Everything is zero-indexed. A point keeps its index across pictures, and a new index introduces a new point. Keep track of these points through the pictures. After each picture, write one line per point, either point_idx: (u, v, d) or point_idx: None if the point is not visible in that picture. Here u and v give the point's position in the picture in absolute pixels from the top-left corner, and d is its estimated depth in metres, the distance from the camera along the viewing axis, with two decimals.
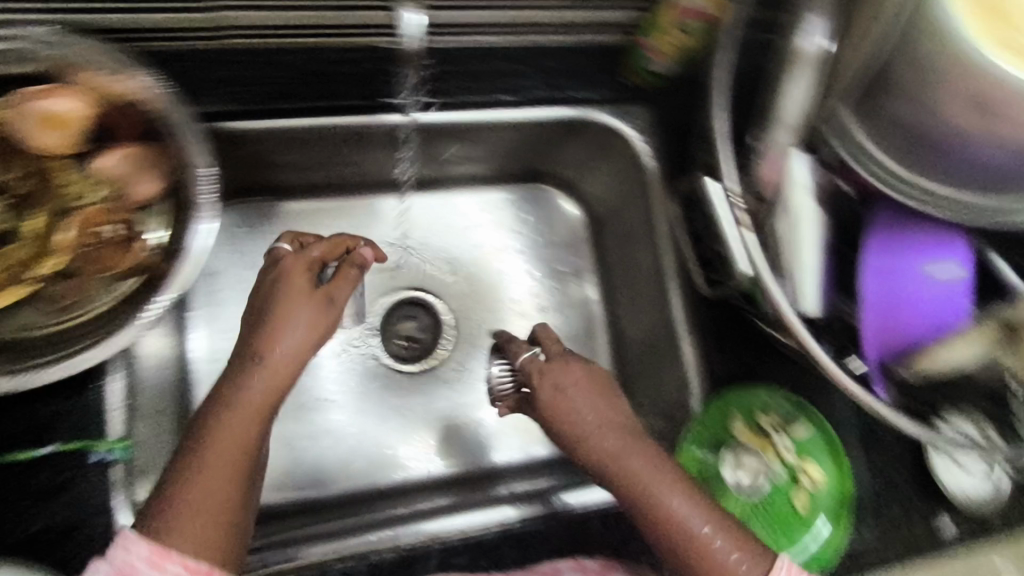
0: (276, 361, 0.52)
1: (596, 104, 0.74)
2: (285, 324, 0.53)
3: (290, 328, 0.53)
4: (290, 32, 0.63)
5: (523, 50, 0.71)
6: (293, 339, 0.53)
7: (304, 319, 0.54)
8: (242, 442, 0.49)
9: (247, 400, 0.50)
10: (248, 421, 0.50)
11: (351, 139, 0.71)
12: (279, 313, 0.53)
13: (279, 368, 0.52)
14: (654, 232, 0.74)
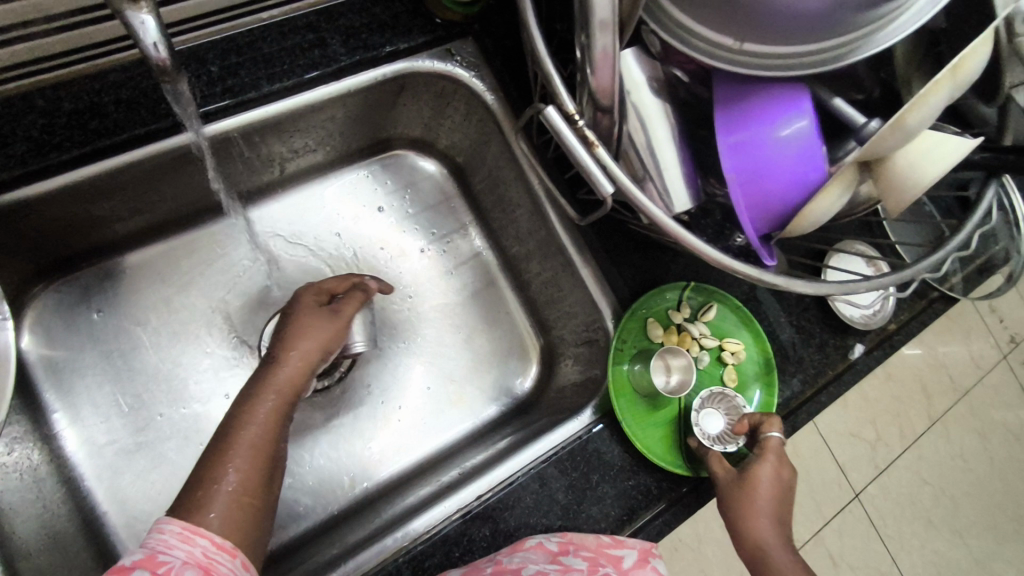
0: (293, 370, 0.55)
1: (411, 52, 0.67)
2: (312, 343, 0.58)
3: (307, 343, 0.57)
4: (28, 70, 0.54)
5: (314, 14, 0.64)
6: (317, 355, 0.58)
7: (319, 340, 0.59)
8: (270, 444, 0.50)
9: (258, 409, 0.51)
10: (267, 432, 0.51)
11: (156, 170, 0.62)
12: (298, 338, 0.58)
13: (291, 384, 0.55)
14: (517, 167, 0.70)
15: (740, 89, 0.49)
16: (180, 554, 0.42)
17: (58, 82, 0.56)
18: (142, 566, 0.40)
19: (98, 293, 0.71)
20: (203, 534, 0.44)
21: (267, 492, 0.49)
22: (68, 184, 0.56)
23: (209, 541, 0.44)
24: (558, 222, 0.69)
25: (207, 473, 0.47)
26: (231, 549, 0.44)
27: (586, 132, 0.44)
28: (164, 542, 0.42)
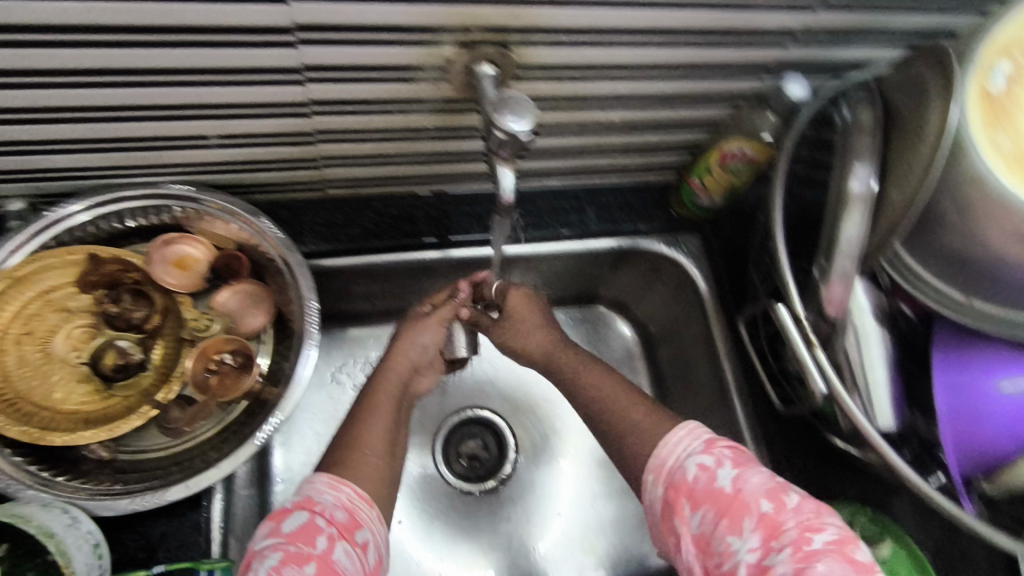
0: (395, 366, 0.67)
1: (646, 235, 0.80)
2: (413, 347, 0.68)
3: (408, 350, 0.68)
4: (381, 183, 0.73)
5: (581, 189, 0.81)
6: (412, 354, 0.68)
7: (418, 342, 0.69)
8: (383, 426, 0.62)
9: (377, 397, 0.64)
10: (382, 411, 0.63)
11: (424, 272, 0.77)
12: (402, 342, 0.68)
13: (398, 373, 0.67)
14: (711, 350, 0.77)
15: (958, 340, 0.54)
16: (329, 497, 0.53)
17: (394, 193, 0.76)
18: (302, 506, 0.52)
19: (337, 349, 0.85)
20: (347, 483, 0.55)
21: (388, 453, 0.60)
22: (369, 265, 0.73)
23: (351, 490, 0.55)
24: (742, 411, 0.72)
25: (346, 445, 0.59)
26: (367, 499, 0.55)
27: (808, 333, 0.52)
28: (317, 489, 0.54)
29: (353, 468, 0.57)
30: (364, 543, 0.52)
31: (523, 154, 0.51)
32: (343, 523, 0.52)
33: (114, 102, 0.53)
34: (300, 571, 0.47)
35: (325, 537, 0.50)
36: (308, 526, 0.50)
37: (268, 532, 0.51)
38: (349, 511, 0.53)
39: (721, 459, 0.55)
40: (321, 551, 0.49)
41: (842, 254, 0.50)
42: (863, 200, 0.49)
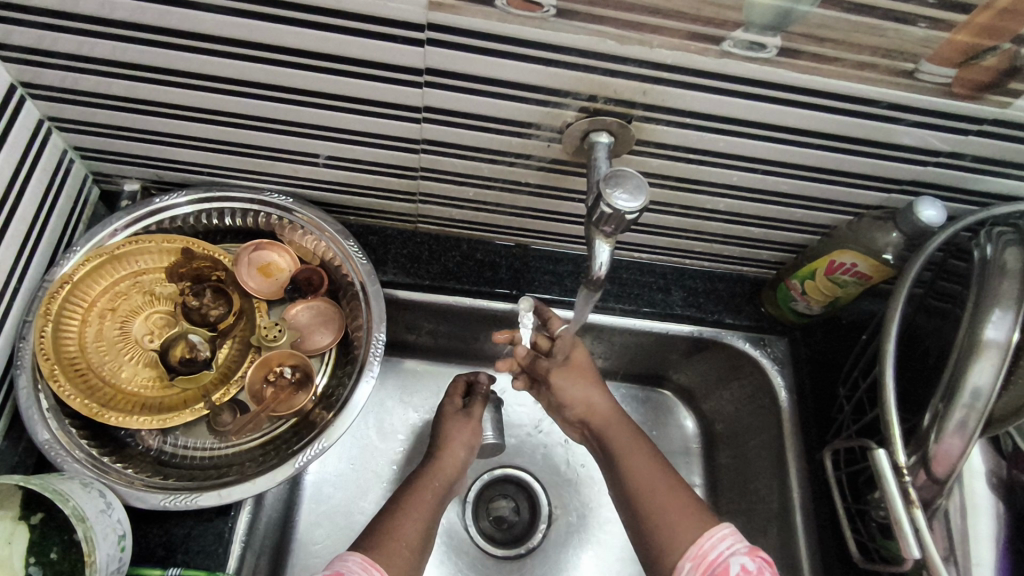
0: (444, 466, 0.68)
1: (731, 328, 0.75)
2: (460, 447, 0.70)
3: (457, 450, 0.70)
4: (471, 225, 0.73)
5: (670, 268, 0.78)
6: (460, 451, 0.70)
7: (466, 443, 0.70)
8: (417, 515, 0.61)
9: (421, 490, 0.64)
10: (423, 505, 0.63)
11: (493, 321, 0.75)
12: (450, 443, 0.70)
13: (445, 473, 0.68)
14: (779, 466, 0.70)
15: None
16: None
17: (482, 238, 0.75)
18: None
19: (393, 378, 0.84)
20: (379, 567, 0.53)
21: (419, 550, 0.59)
22: (441, 305, 0.72)
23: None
24: (805, 541, 0.65)
25: (382, 532, 0.58)
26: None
27: (909, 490, 0.46)
28: (347, 567, 0.52)
29: (381, 555, 0.55)
30: None
31: (624, 232, 0.49)
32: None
33: (243, 111, 0.56)
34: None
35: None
36: None
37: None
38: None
39: (764, 569, 0.50)
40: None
41: (966, 404, 0.45)
42: (997, 351, 0.44)
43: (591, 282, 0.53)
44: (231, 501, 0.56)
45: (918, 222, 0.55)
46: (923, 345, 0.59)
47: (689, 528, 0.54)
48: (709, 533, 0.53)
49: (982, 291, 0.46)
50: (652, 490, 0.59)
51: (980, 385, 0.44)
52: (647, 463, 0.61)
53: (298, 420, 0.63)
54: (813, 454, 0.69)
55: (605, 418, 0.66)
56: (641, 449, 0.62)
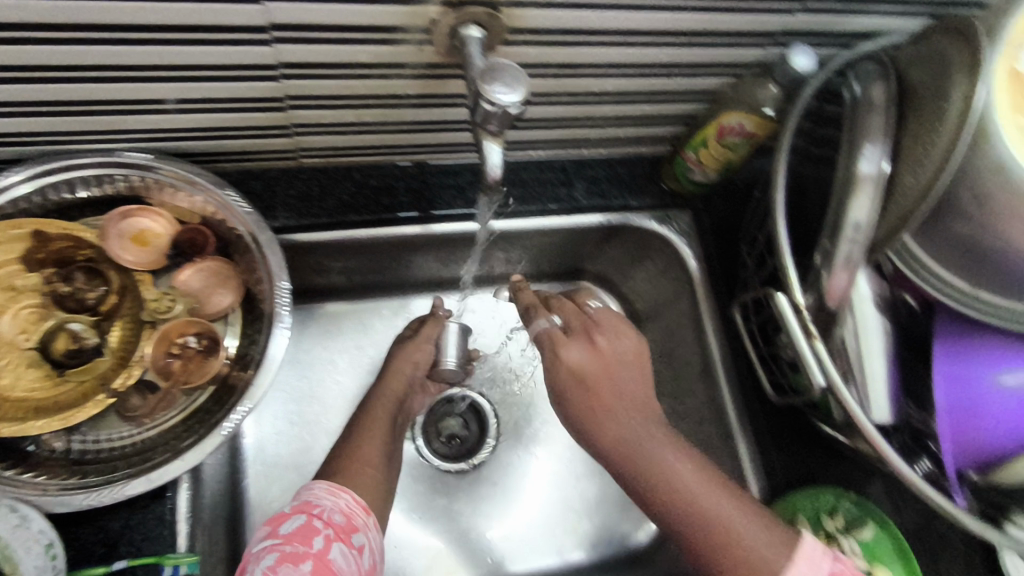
0: (392, 384, 0.72)
1: (637, 210, 0.76)
2: (408, 366, 0.73)
3: (402, 369, 0.73)
4: (358, 152, 0.69)
5: (568, 161, 0.77)
6: (404, 370, 0.73)
7: (412, 361, 0.73)
8: (378, 441, 0.67)
9: (374, 418, 0.69)
10: (378, 429, 0.68)
11: (403, 247, 0.73)
12: (396, 362, 0.73)
13: (394, 392, 0.71)
14: (699, 331, 0.75)
15: (966, 331, 0.53)
16: (328, 502, 0.57)
17: (374, 163, 0.71)
18: (301, 508, 0.55)
19: (313, 324, 0.81)
20: (347, 490, 0.59)
21: (382, 467, 0.65)
22: (345, 241, 0.69)
23: (350, 497, 0.59)
24: (730, 393, 0.71)
25: (344, 459, 0.63)
26: (365, 508, 0.59)
27: (808, 324, 0.49)
28: (316, 494, 0.57)
29: (347, 481, 0.61)
30: (359, 546, 0.55)
31: (511, 128, 0.47)
32: (339, 526, 0.55)
33: (60, 62, 0.48)
34: (296, 569, 0.50)
35: (323, 538, 0.53)
36: (304, 528, 0.53)
37: (264, 534, 0.53)
38: (346, 517, 0.57)
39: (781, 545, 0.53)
40: (317, 551, 0.51)
41: (852, 234, 0.47)
42: (872, 182, 0.47)
43: (488, 189, 0.51)
44: (162, 483, 0.53)
45: (793, 71, 0.57)
46: (807, 194, 0.62)
47: (716, 498, 0.55)
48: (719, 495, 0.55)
49: (855, 128, 0.48)
50: (647, 446, 0.57)
51: (857, 217, 0.47)
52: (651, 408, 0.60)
53: (217, 388, 0.59)
54: (727, 312, 0.74)
55: (597, 357, 0.60)
56: (634, 396, 0.59)
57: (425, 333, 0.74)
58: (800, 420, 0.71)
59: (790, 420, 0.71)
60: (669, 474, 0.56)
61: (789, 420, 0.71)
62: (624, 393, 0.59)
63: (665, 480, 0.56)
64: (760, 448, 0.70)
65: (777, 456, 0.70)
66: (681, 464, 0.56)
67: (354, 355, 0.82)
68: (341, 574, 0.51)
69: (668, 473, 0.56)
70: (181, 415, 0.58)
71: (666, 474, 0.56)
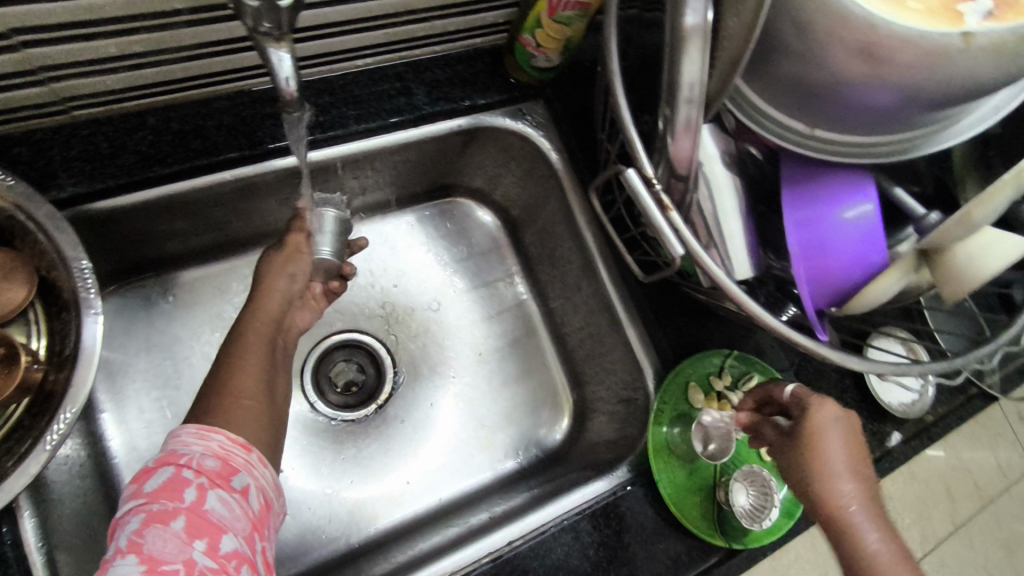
0: (267, 300, 0.62)
1: (486, 108, 0.71)
2: (282, 277, 0.63)
3: (278, 281, 0.63)
4: (146, 90, 0.58)
5: (404, 66, 0.69)
6: (282, 284, 0.63)
7: (287, 271, 0.64)
8: (257, 360, 0.57)
9: (251, 341, 0.58)
10: (258, 354, 0.58)
11: (234, 192, 0.64)
12: (269, 276, 0.63)
13: (272, 311, 0.62)
14: (572, 223, 0.73)
15: (806, 169, 0.53)
16: (197, 448, 0.48)
17: (172, 101, 0.61)
18: (165, 461, 0.47)
19: (160, 301, 0.73)
20: (217, 430, 0.49)
21: (269, 397, 0.55)
22: (161, 197, 0.60)
23: (224, 437, 0.49)
24: (610, 279, 0.71)
25: (218, 394, 0.53)
26: (246, 444, 0.50)
27: (662, 197, 0.48)
28: (182, 442, 0.48)
29: (224, 419, 0.51)
30: (243, 487, 0.48)
31: (294, 22, 0.40)
32: (216, 472, 0.47)
33: None
34: (165, 529, 0.44)
35: (194, 488, 0.45)
36: (170, 483, 0.45)
37: (131, 495, 0.46)
38: (225, 460, 0.48)
39: None
40: (190, 503, 0.45)
41: (686, 92, 0.44)
42: (700, 34, 0.42)
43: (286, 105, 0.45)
44: None
45: None
46: (638, 59, 0.59)
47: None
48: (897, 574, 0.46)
49: None
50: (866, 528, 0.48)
51: (690, 75, 0.43)
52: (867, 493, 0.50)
53: (33, 399, 0.50)
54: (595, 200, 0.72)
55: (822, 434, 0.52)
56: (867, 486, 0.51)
57: (293, 240, 0.66)
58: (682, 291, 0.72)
59: (673, 293, 0.72)
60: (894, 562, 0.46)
61: (672, 292, 0.72)
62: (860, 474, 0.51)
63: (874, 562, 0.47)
64: (647, 327, 0.71)
65: (665, 331, 0.71)
66: (888, 537, 0.48)
67: (217, 324, 0.75)
68: (219, 523, 0.45)
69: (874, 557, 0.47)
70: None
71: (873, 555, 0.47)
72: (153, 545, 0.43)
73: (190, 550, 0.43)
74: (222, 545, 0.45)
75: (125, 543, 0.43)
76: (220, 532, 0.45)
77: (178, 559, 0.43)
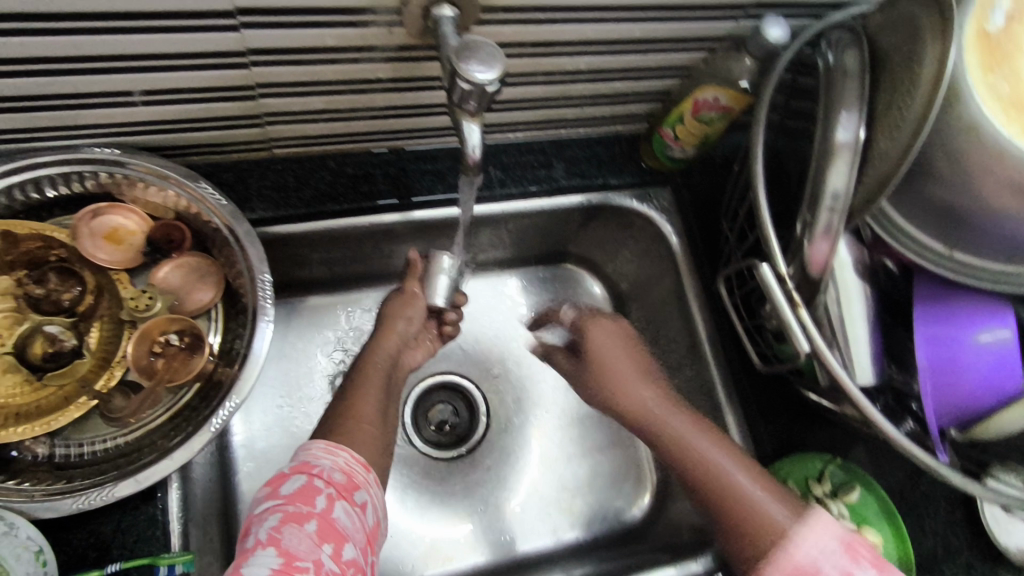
0: (386, 342, 0.71)
1: (617, 189, 0.76)
2: (399, 321, 0.73)
3: (396, 326, 0.72)
4: (333, 139, 0.67)
5: (548, 143, 0.77)
6: (397, 331, 0.72)
7: (405, 316, 0.73)
8: (374, 394, 0.65)
9: (369, 376, 0.66)
10: (373, 388, 0.66)
11: (384, 235, 0.72)
12: (389, 320, 0.72)
13: (389, 350, 0.71)
14: (684, 306, 0.75)
15: (941, 293, 0.54)
16: (326, 461, 0.54)
17: (350, 151, 0.70)
18: (299, 469, 0.53)
19: (295, 320, 0.80)
20: (344, 448, 0.56)
21: (381, 424, 0.63)
22: (324, 231, 0.68)
23: (348, 455, 0.55)
24: (717, 366, 0.72)
25: (341, 416, 0.61)
26: (365, 465, 0.56)
27: (792, 294, 0.50)
28: (313, 454, 0.54)
29: (347, 438, 0.58)
30: (362, 502, 0.53)
31: (490, 107, 0.47)
32: (342, 485, 0.53)
33: (16, 54, 0.46)
34: (301, 529, 0.48)
35: (324, 497, 0.51)
36: (305, 488, 0.51)
37: (264, 497, 0.51)
38: (347, 475, 0.54)
39: (863, 550, 0.50)
40: (321, 510, 0.49)
41: (832, 199, 0.48)
42: (848, 151, 0.47)
43: (467, 170, 0.51)
44: (151, 484, 0.52)
45: (766, 43, 0.57)
46: (784, 164, 0.63)
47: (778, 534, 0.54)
48: (771, 504, 0.57)
49: (830, 96, 0.49)
50: (722, 485, 0.60)
51: (838, 185, 0.47)
52: (705, 440, 0.62)
53: (203, 385, 0.58)
54: (710, 288, 0.75)
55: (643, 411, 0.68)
56: (723, 450, 0.61)
57: (411, 286, 0.74)
58: (784, 389, 0.72)
59: (776, 391, 0.72)
60: (751, 512, 0.57)
61: (775, 389, 0.72)
62: (716, 455, 0.61)
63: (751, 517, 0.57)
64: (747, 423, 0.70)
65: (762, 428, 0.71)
66: (763, 489, 0.58)
67: (340, 347, 0.81)
68: (344, 532, 0.49)
69: (747, 501, 0.57)
70: (166, 414, 0.57)
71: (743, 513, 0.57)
72: (290, 542, 0.47)
73: (319, 551, 0.47)
74: (345, 553, 0.49)
75: (264, 537, 0.47)
76: (343, 540, 0.49)
77: (310, 558, 0.47)
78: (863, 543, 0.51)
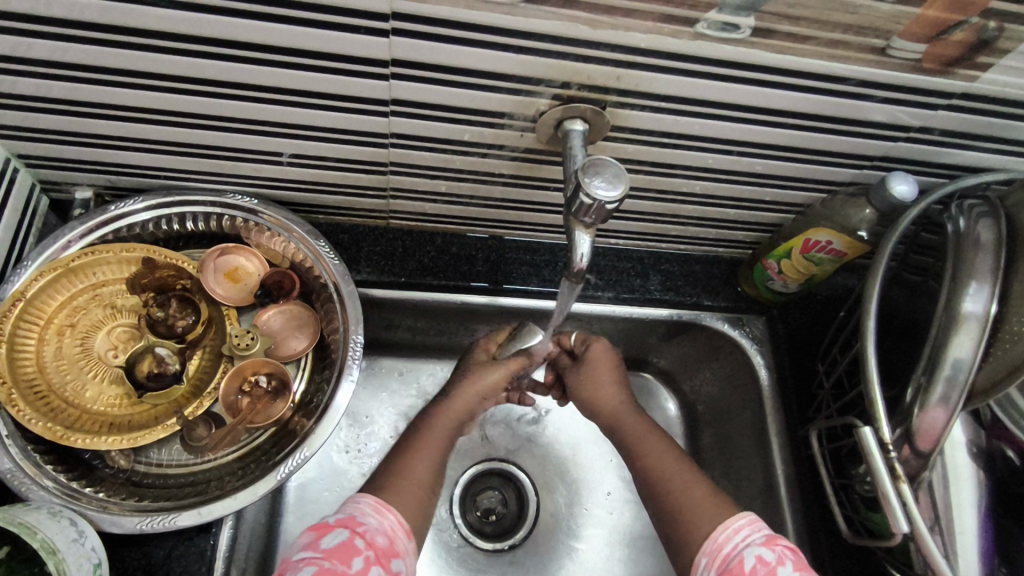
0: (460, 406, 0.64)
1: (710, 310, 0.75)
2: (478, 389, 0.65)
3: (471, 392, 0.65)
4: (445, 219, 0.71)
5: (646, 253, 0.77)
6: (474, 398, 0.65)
7: (485, 383, 0.66)
8: (433, 455, 0.61)
9: (431, 437, 0.62)
10: (432, 451, 0.61)
11: (471, 316, 0.74)
12: (467, 384, 0.65)
13: (461, 412, 0.65)
14: (764, 444, 0.71)
15: None
16: (373, 521, 0.52)
17: (456, 231, 0.74)
18: (346, 524, 0.51)
19: (369, 377, 0.82)
20: (392, 510, 0.54)
21: (430, 488, 0.59)
22: (417, 301, 0.71)
23: (396, 519, 0.53)
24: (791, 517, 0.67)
25: (391, 474, 0.58)
26: (409, 532, 0.54)
27: (895, 466, 0.47)
28: (360, 510, 0.53)
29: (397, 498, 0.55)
30: (398, 571, 0.50)
31: (605, 222, 0.48)
32: (382, 550, 0.51)
33: (202, 111, 0.53)
34: None
35: (362, 559, 0.49)
36: (346, 546, 0.49)
37: (305, 544, 0.50)
38: (389, 539, 0.52)
39: (784, 557, 0.48)
40: (357, 572, 0.47)
41: (953, 370, 0.45)
42: (976, 323, 0.45)
43: (571, 274, 0.52)
44: (212, 518, 0.53)
45: (891, 197, 0.56)
46: (900, 319, 0.60)
47: (716, 512, 0.53)
48: (729, 525, 0.52)
49: (957, 264, 0.47)
50: (666, 488, 0.57)
51: (962, 357, 0.45)
52: (675, 474, 0.58)
53: (277, 430, 0.61)
54: (796, 430, 0.70)
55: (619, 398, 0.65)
56: (663, 449, 0.60)
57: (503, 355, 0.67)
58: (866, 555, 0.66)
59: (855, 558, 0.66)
60: (694, 488, 0.56)
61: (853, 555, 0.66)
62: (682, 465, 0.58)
63: (688, 513, 0.54)
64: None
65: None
66: (692, 487, 0.56)
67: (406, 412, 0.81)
68: None
69: (683, 502, 0.55)
70: (240, 454, 0.60)
71: (686, 506, 0.55)
72: None
73: None
74: None
75: None
76: None
77: None
78: (796, 556, 0.49)
